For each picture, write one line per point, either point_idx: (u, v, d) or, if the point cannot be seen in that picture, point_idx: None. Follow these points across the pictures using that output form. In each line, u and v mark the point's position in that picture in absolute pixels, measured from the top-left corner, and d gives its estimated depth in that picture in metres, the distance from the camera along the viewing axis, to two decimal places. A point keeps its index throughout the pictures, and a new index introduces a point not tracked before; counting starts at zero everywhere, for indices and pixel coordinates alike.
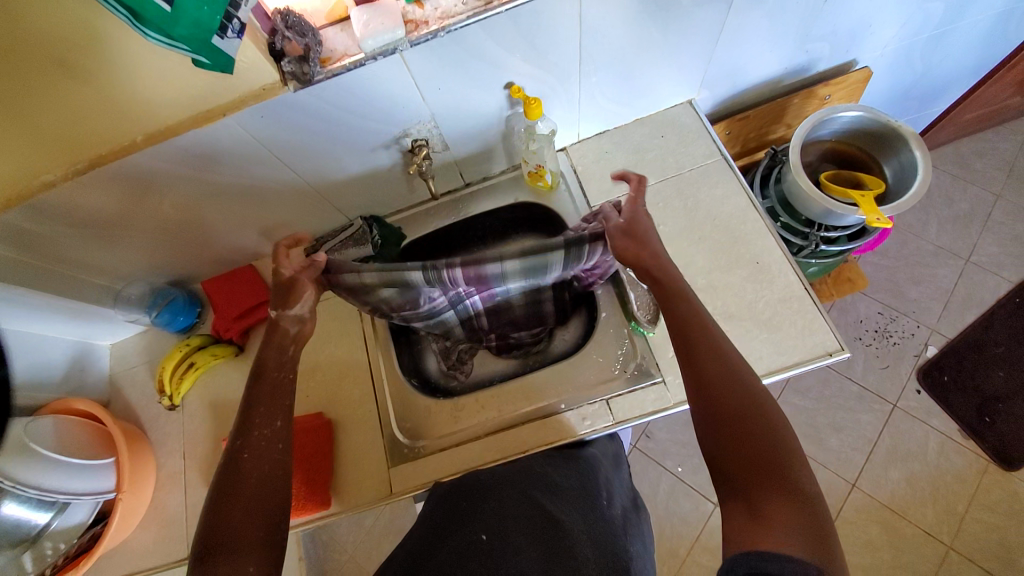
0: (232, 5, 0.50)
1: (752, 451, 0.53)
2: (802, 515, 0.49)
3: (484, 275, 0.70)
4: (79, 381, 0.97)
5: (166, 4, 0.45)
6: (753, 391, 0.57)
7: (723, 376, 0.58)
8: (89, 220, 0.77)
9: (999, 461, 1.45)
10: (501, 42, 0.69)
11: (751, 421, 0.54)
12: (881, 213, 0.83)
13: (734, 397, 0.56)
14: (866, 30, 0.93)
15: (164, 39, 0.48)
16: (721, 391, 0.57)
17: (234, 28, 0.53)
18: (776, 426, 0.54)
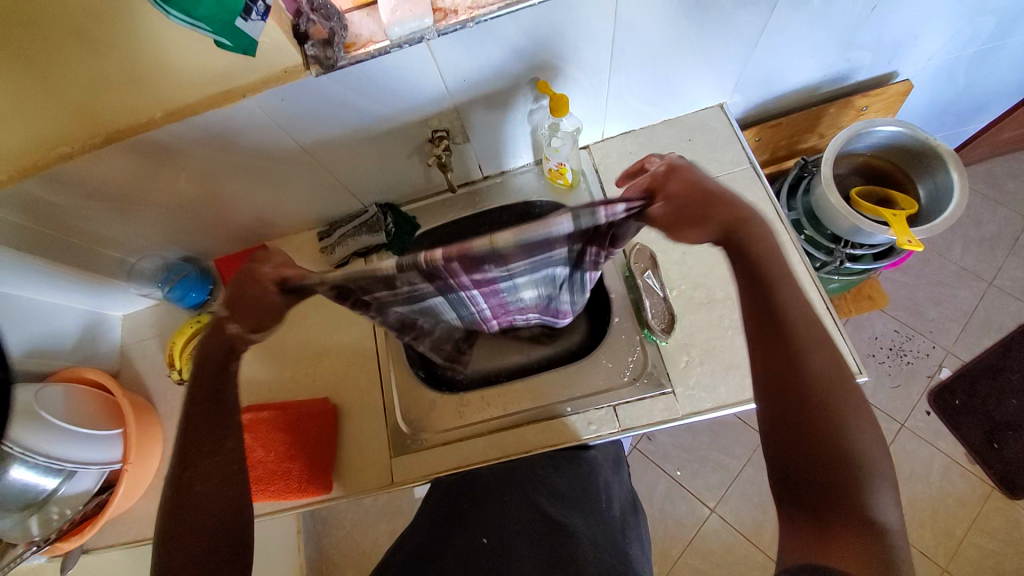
0: None
1: (836, 470, 0.52)
2: (871, 545, 0.49)
3: (482, 268, 0.54)
4: (91, 350, 0.98)
5: None
6: (851, 407, 0.54)
7: (823, 386, 0.54)
8: (105, 193, 0.77)
9: (1004, 489, 1.43)
10: (531, 36, 0.66)
11: (841, 439, 0.52)
12: (913, 235, 0.81)
13: (834, 411, 0.53)
14: (911, 41, 0.89)
15: None
16: (820, 399, 0.54)
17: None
18: (868, 448, 0.52)
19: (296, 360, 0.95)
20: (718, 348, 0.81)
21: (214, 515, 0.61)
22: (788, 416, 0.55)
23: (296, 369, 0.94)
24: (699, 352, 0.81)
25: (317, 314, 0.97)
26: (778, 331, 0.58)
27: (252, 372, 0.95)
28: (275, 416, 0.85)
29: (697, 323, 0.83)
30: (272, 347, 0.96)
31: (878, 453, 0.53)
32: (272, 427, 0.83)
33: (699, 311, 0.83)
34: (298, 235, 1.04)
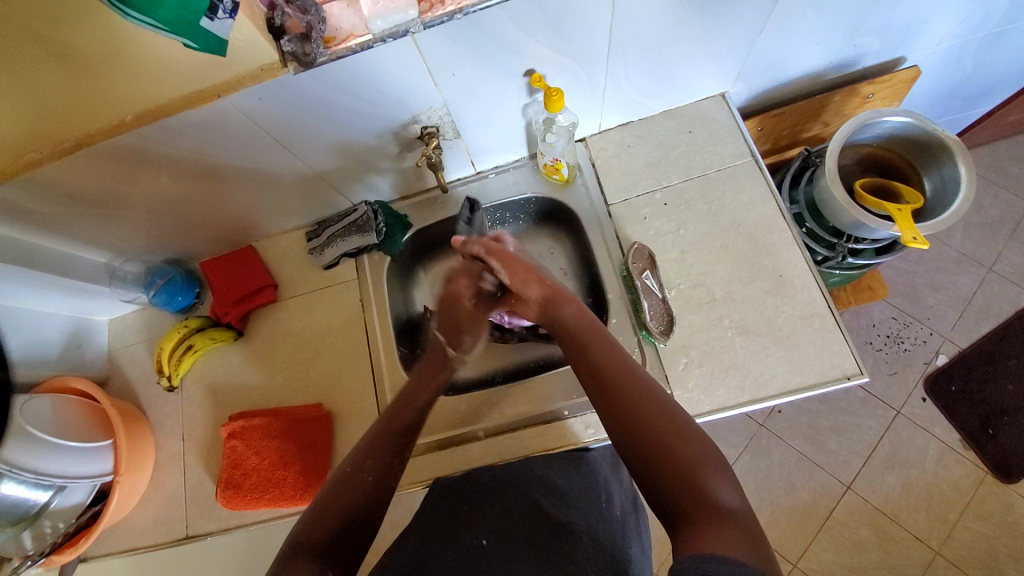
0: None
1: (672, 452, 0.53)
2: (733, 524, 0.47)
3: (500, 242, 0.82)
4: (77, 358, 0.95)
5: None
6: (649, 393, 0.59)
7: (619, 384, 0.61)
8: (81, 199, 0.73)
9: (999, 473, 1.45)
10: (523, 27, 0.62)
11: (657, 425, 0.55)
12: (919, 233, 0.77)
13: (640, 401, 0.58)
14: (921, 26, 0.85)
15: (145, 20, 0.50)
16: (642, 411, 0.57)
17: (225, 8, 0.52)
18: (682, 424, 0.56)
19: (288, 365, 0.92)
20: (719, 349, 0.78)
21: (358, 484, 0.61)
22: (623, 432, 0.57)
23: (287, 374, 0.92)
24: (699, 353, 0.79)
25: (308, 318, 0.95)
26: (579, 358, 0.66)
27: (245, 377, 0.93)
28: (266, 425, 0.85)
29: (698, 323, 0.80)
30: (264, 352, 0.94)
31: (693, 431, 0.55)
32: (264, 435, 0.84)
33: (700, 311, 0.81)
34: (286, 235, 1.00)
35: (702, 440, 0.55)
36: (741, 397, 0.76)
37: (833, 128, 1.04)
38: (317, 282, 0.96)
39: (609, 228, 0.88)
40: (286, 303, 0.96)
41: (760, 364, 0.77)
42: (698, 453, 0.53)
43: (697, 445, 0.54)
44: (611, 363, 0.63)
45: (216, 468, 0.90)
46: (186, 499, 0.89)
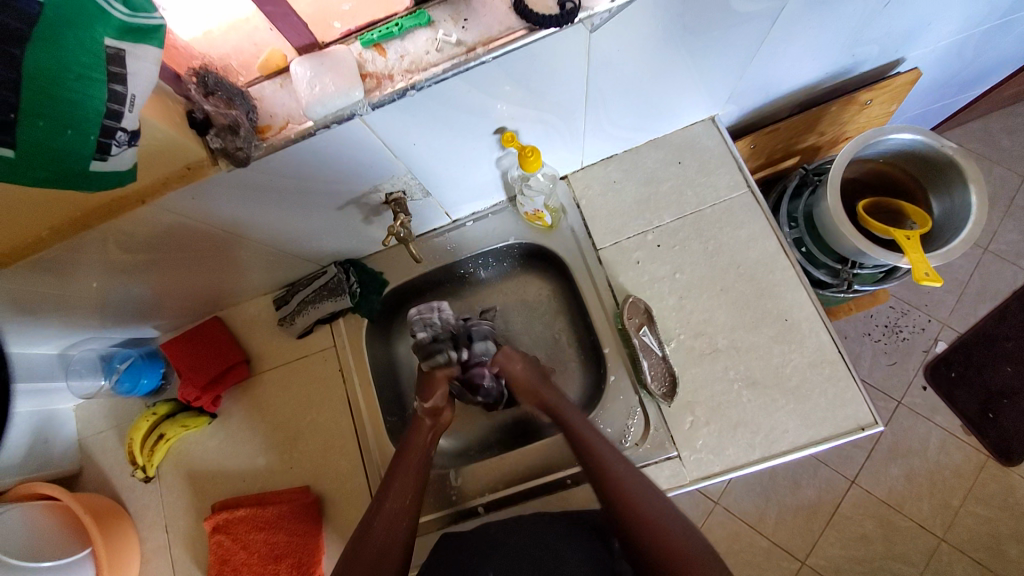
0: (109, 116, 0.39)
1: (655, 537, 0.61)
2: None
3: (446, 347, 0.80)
4: (44, 456, 0.87)
5: (7, 146, 0.37)
6: (637, 482, 0.64)
7: (613, 479, 0.64)
8: (19, 300, 0.66)
9: (999, 457, 1.32)
10: (486, 89, 0.55)
11: (644, 517, 0.62)
12: (931, 266, 0.72)
13: (621, 481, 0.64)
14: (924, 29, 0.78)
15: (31, 181, 0.40)
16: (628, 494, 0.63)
17: (119, 142, 0.42)
18: (668, 508, 0.63)
19: (272, 444, 0.86)
20: (726, 405, 0.73)
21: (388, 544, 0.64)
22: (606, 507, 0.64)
23: (271, 454, 0.86)
24: (705, 410, 0.73)
25: (287, 392, 0.88)
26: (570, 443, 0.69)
27: (225, 460, 0.87)
28: (253, 515, 0.79)
29: (701, 376, 0.75)
30: (246, 430, 0.88)
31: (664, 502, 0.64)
32: (252, 527, 0.78)
33: (702, 363, 0.75)
34: (254, 300, 0.93)
35: (683, 520, 0.63)
36: (752, 455, 0.71)
37: (829, 136, 0.97)
38: (293, 350, 0.90)
39: (599, 275, 0.82)
40: (261, 376, 0.90)
41: (769, 420, 0.72)
42: (678, 530, 0.61)
43: (669, 512, 0.63)
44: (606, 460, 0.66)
45: (204, 560, 0.84)
46: None
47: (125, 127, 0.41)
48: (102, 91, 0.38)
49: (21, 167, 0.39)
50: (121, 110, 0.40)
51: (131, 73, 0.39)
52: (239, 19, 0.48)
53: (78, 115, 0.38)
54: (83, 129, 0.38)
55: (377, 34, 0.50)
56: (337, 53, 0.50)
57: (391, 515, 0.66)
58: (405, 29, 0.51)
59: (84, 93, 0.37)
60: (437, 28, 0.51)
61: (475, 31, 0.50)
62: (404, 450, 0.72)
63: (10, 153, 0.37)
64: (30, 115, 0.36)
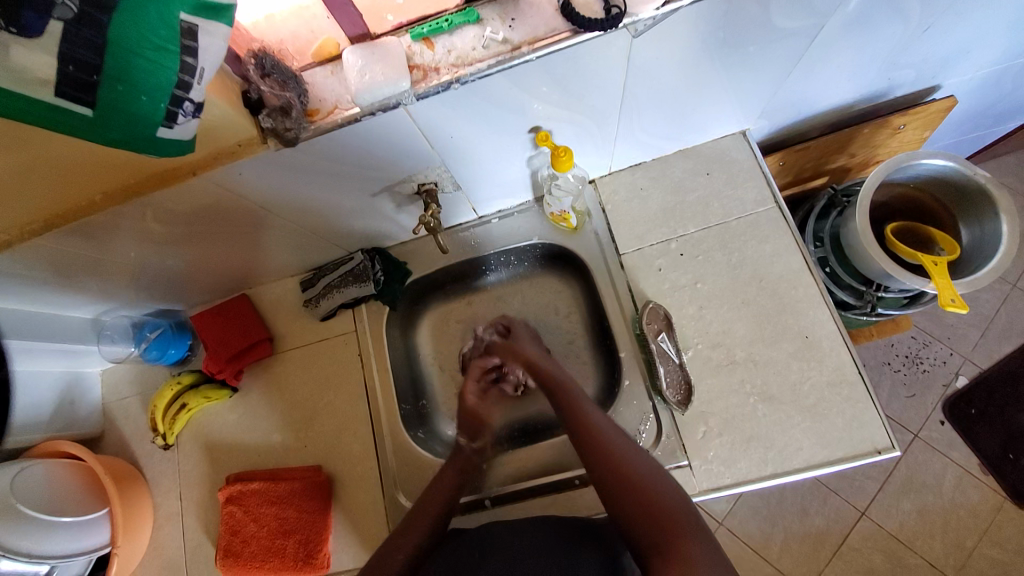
0: (180, 87, 0.42)
1: (649, 508, 0.58)
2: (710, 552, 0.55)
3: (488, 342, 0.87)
4: (70, 416, 0.90)
5: (87, 106, 0.40)
6: (636, 456, 0.63)
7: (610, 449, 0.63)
8: (66, 262, 0.70)
9: (1019, 499, 1.28)
10: (526, 88, 0.56)
11: (642, 487, 0.60)
12: (958, 293, 0.71)
13: (616, 451, 0.63)
14: (964, 56, 0.78)
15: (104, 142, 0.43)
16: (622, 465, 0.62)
17: (186, 112, 0.44)
18: (666, 484, 0.61)
19: (288, 422, 0.89)
20: (740, 418, 0.73)
21: None
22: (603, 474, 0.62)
23: (286, 432, 0.88)
24: (718, 421, 0.73)
25: (306, 372, 0.91)
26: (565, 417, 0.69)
27: (242, 434, 0.89)
28: (265, 489, 0.81)
29: (716, 387, 0.75)
30: (264, 407, 0.90)
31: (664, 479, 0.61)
32: (262, 500, 0.80)
33: (719, 374, 0.75)
34: (281, 281, 0.95)
35: (684, 501, 0.60)
36: (764, 470, 0.71)
37: (859, 159, 0.97)
38: (315, 333, 0.92)
39: (620, 279, 0.83)
40: (281, 356, 0.92)
41: (782, 436, 0.72)
42: (674, 500, 0.59)
43: (669, 490, 0.60)
44: (603, 429, 0.66)
45: (214, 531, 0.86)
46: (185, 562, 0.86)
47: (192, 99, 0.44)
48: (175, 62, 0.40)
49: (97, 127, 0.42)
50: (190, 82, 0.42)
51: (201, 47, 0.41)
52: (299, 7, 0.48)
53: (152, 83, 0.40)
54: (155, 97, 0.41)
55: (427, 29, 0.52)
56: (388, 44, 0.52)
57: None
58: (454, 25, 0.53)
59: (159, 62, 0.40)
60: (485, 26, 0.53)
61: (521, 30, 0.52)
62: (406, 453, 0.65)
63: (89, 113, 0.40)
64: (111, 80, 0.39)
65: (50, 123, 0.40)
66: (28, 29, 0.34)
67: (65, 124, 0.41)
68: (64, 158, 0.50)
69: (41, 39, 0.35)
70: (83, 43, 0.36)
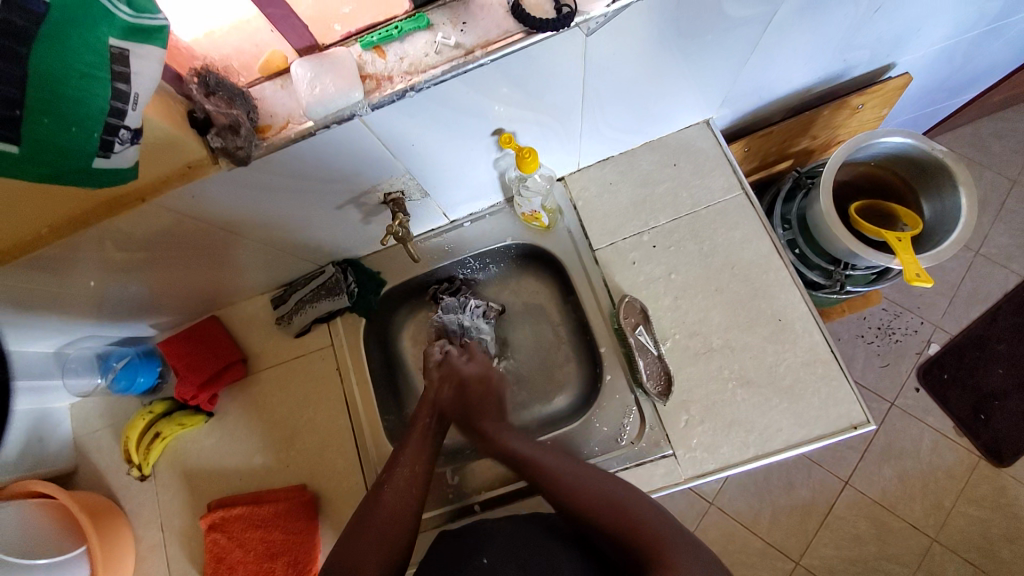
0: (113, 114, 0.40)
1: (631, 525, 0.63)
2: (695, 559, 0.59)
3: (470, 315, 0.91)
4: (39, 454, 0.87)
5: (13, 143, 0.37)
6: (602, 487, 0.66)
7: (578, 492, 0.66)
8: (17, 298, 0.67)
9: (991, 457, 1.33)
10: (484, 91, 0.55)
11: (613, 512, 0.64)
12: (921, 267, 0.73)
13: (585, 492, 0.66)
14: (913, 34, 0.79)
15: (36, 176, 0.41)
16: (585, 497, 0.66)
17: (123, 140, 0.42)
18: (639, 503, 0.65)
19: (269, 443, 0.87)
20: (720, 404, 0.74)
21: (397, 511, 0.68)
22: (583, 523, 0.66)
23: (268, 453, 0.86)
24: (699, 409, 0.74)
25: (285, 390, 0.89)
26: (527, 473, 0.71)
27: (223, 458, 0.87)
28: (250, 513, 0.79)
29: (696, 375, 0.76)
30: (244, 429, 0.88)
31: (639, 500, 0.65)
32: (247, 525, 0.78)
33: (697, 363, 0.76)
34: (252, 299, 0.93)
35: (667, 515, 0.64)
36: (747, 453, 0.72)
37: (821, 140, 0.98)
38: (291, 349, 0.90)
39: (595, 275, 0.83)
40: (257, 375, 0.90)
41: (762, 419, 0.73)
42: (652, 519, 0.63)
43: (654, 511, 0.64)
44: (566, 474, 0.69)
45: (201, 560, 0.84)
46: None
47: (128, 125, 0.42)
48: (106, 89, 0.39)
49: (25, 164, 0.39)
50: (125, 108, 0.40)
51: (134, 72, 0.39)
52: (240, 20, 0.49)
53: (83, 113, 0.38)
54: (86, 127, 0.39)
55: (377, 37, 0.51)
56: (337, 54, 0.50)
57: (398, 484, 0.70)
58: (405, 31, 0.51)
59: (88, 91, 0.38)
60: (436, 31, 0.51)
61: (473, 33, 0.51)
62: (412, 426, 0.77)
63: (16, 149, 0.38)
64: (35, 113, 0.36)
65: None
66: None
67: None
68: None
69: None
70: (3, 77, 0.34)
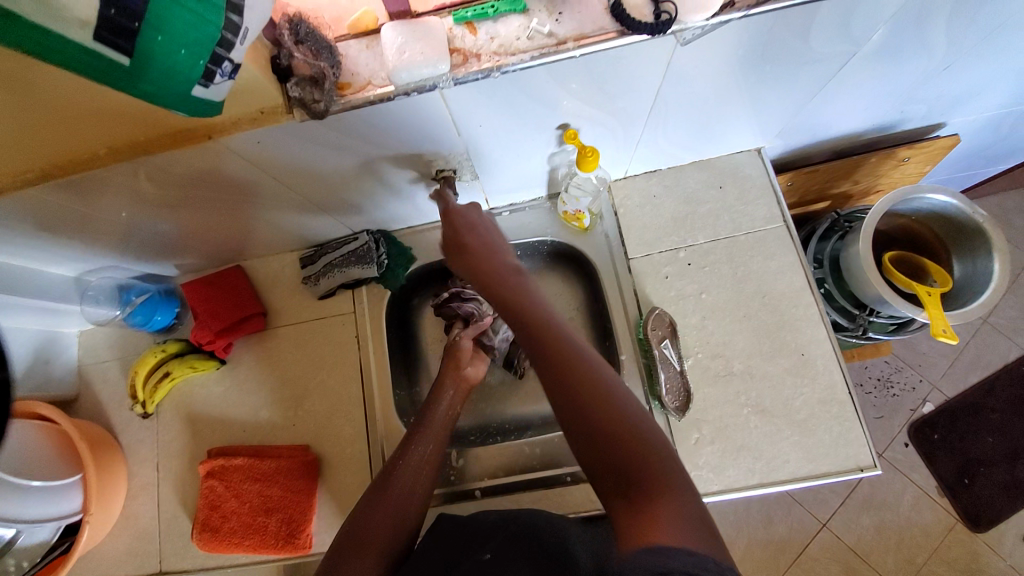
0: (221, 44, 0.39)
1: (624, 440, 0.45)
2: (684, 508, 0.42)
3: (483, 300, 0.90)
4: (44, 376, 0.86)
5: (123, 55, 0.36)
6: (597, 366, 0.48)
7: (572, 364, 0.48)
8: (54, 215, 0.66)
9: (968, 522, 1.35)
10: (563, 84, 0.56)
11: (606, 405, 0.46)
12: (948, 324, 0.74)
13: (582, 367, 0.47)
14: (974, 96, 0.80)
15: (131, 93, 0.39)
16: (577, 380, 0.47)
17: (224, 72, 0.42)
18: (635, 407, 0.47)
19: (278, 399, 0.86)
20: (732, 427, 0.75)
21: (411, 488, 0.67)
22: (560, 409, 0.48)
23: (275, 410, 0.86)
24: (710, 430, 0.75)
25: (300, 350, 0.89)
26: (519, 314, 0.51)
27: (228, 407, 0.87)
28: (250, 465, 0.79)
29: (712, 397, 0.76)
30: (254, 381, 0.88)
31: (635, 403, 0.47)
32: (246, 477, 0.78)
33: (715, 384, 0.77)
34: (278, 254, 0.93)
35: (657, 430, 0.46)
36: (751, 480, 0.73)
37: (862, 187, 0.99)
38: (312, 311, 0.90)
39: (627, 284, 0.83)
40: (275, 331, 0.90)
41: (772, 449, 0.74)
42: (649, 436, 0.46)
43: (647, 423, 0.47)
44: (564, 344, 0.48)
45: (193, 504, 0.84)
46: (160, 533, 0.83)
47: (232, 59, 0.41)
48: (221, 18, 0.38)
49: (128, 79, 0.38)
50: (233, 41, 0.39)
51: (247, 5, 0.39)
52: None
53: (195, 37, 0.37)
54: (195, 52, 0.38)
55: (471, 13, 0.51)
56: (430, 23, 0.50)
57: (413, 462, 0.69)
58: (500, 13, 0.51)
59: (204, 15, 0.36)
60: (530, 17, 0.52)
61: (568, 24, 0.51)
62: (431, 404, 0.76)
63: (125, 62, 0.37)
64: (152, 27, 0.35)
65: (74, 64, 0.36)
66: None
67: (96, 72, 0.37)
68: (58, 97, 0.47)
69: None
70: None
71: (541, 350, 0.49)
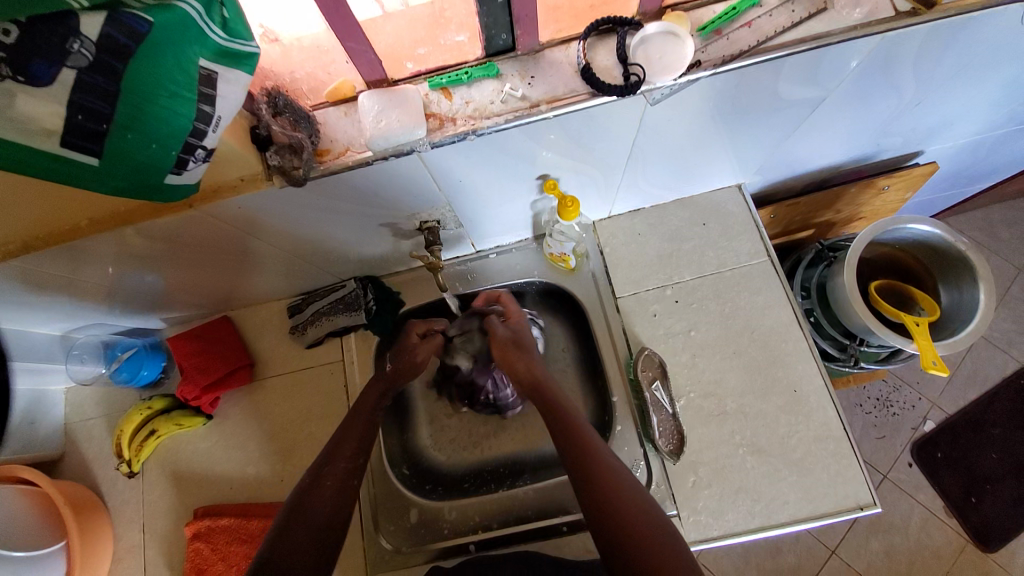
0: (193, 134, 0.41)
1: (643, 526, 0.53)
2: None
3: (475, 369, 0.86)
4: (28, 438, 0.84)
5: (94, 156, 0.38)
6: (625, 476, 0.57)
7: (604, 469, 0.57)
8: (35, 280, 0.65)
9: (978, 542, 1.32)
10: (540, 141, 0.57)
11: (628, 504, 0.54)
12: (938, 356, 0.73)
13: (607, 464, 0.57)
14: (945, 127, 0.82)
15: (110, 190, 0.43)
16: (604, 476, 0.56)
17: (197, 158, 0.44)
18: (646, 496, 0.56)
19: (266, 453, 0.85)
20: (729, 468, 0.74)
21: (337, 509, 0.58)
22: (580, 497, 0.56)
23: (263, 465, 0.84)
24: (707, 472, 0.74)
25: (290, 402, 0.87)
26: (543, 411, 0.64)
27: (217, 463, 0.85)
28: (237, 526, 0.77)
29: (708, 437, 0.75)
30: (243, 434, 0.86)
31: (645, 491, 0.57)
32: (233, 538, 0.76)
33: (709, 424, 0.76)
34: (267, 303, 0.92)
35: (671, 524, 0.55)
36: (751, 523, 0.71)
37: (844, 215, 1.01)
38: (301, 360, 0.89)
39: (616, 323, 0.83)
40: (263, 382, 0.89)
41: (770, 489, 0.72)
42: (667, 533, 0.53)
43: (659, 517, 0.55)
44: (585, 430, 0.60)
45: (179, 567, 0.81)
46: None
47: (205, 146, 0.44)
48: (191, 110, 0.40)
49: (104, 177, 0.41)
50: (205, 130, 0.42)
51: (219, 94, 0.41)
52: (313, 38, 0.48)
53: (166, 132, 0.39)
54: (166, 145, 0.40)
55: (446, 79, 0.53)
56: (405, 91, 0.52)
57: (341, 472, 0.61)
58: (473, 78, 0.53)
59: (173, 109, 0.38)
60: (504, 81, 0.53)
61: (541, 88, 0.53)
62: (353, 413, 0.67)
63: (95, 162, 0.39)
64: (122, 128, 0.37)
65: (54, 173, 0.38)
66: (35, 78, 0.32)
67: (69, 175, 0.39)
68: (37, 180, 0.47)
69: (49, 88, 0.33)
70: (94, 90, 0.35)
71: (583, 478, 0.57)
